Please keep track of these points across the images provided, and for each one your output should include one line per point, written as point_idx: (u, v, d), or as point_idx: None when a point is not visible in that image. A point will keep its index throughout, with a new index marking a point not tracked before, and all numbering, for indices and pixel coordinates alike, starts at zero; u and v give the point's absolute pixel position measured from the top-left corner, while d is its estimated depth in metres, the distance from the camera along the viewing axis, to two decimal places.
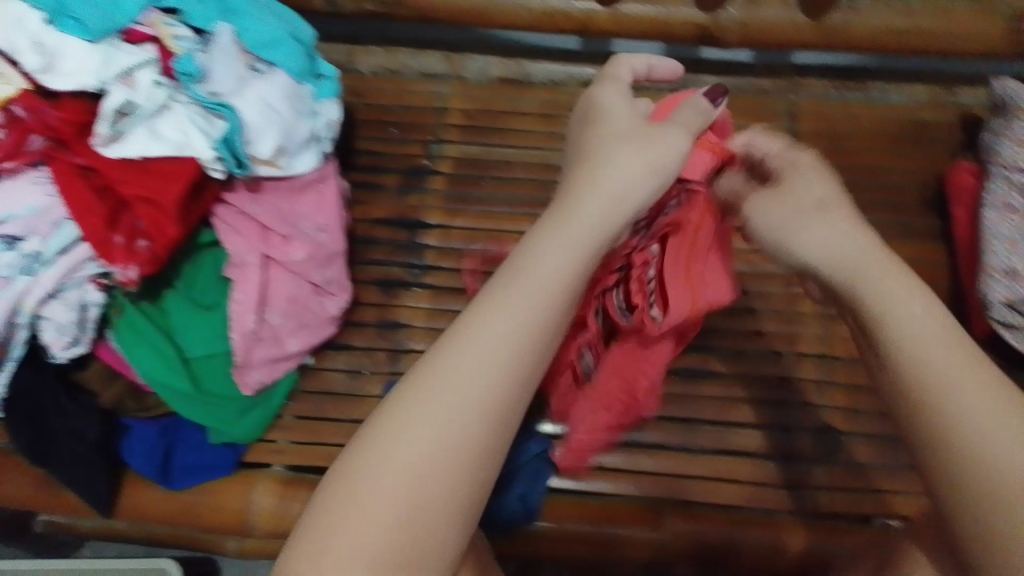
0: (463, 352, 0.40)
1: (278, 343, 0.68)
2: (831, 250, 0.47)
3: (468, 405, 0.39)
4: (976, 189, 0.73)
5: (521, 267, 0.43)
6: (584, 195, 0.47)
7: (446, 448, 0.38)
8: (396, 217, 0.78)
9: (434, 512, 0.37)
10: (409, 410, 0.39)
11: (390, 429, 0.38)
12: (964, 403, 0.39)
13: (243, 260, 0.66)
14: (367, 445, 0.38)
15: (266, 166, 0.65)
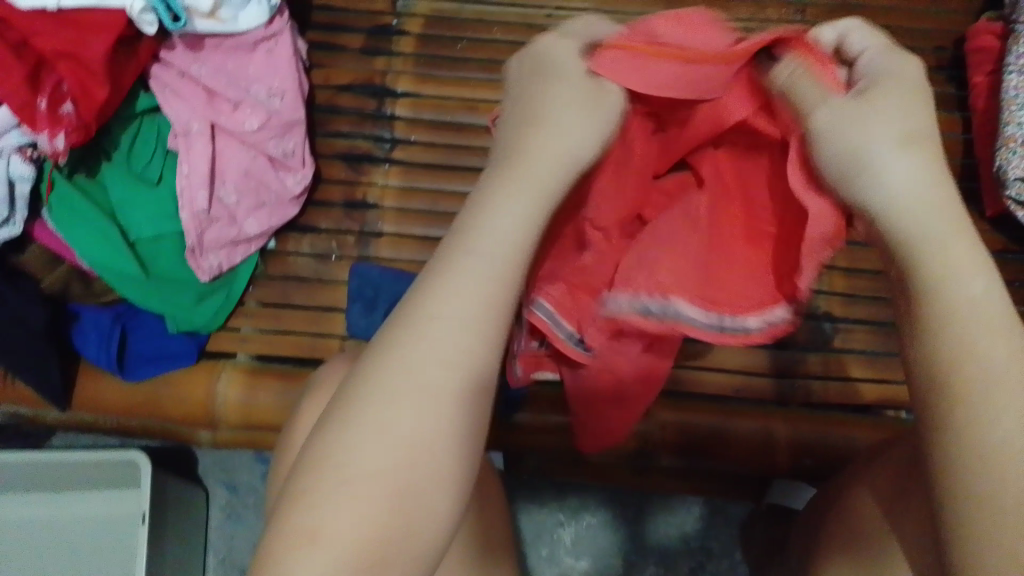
0: (423, 325, 0.36)
1: (234, 225, 0.63)
2: (913, 188, 0.38)
3: (443, 392, 0.35)
4: (998, 52, 0.68)
5: (468, 231, 0.39)
6: (534, 148, 0.42)
7: (436, 411, 0.35)
8: (361, 84, 0.72)
9: (426, 492, 0.34)
10: (398, 367, 0.35)
11: (356, 411, 0.35)
12: (991, 359, 0.35)
13: (188, 127, 0.60)
14: (329, 431, 0.35)
15: (208, 20, 0.58)
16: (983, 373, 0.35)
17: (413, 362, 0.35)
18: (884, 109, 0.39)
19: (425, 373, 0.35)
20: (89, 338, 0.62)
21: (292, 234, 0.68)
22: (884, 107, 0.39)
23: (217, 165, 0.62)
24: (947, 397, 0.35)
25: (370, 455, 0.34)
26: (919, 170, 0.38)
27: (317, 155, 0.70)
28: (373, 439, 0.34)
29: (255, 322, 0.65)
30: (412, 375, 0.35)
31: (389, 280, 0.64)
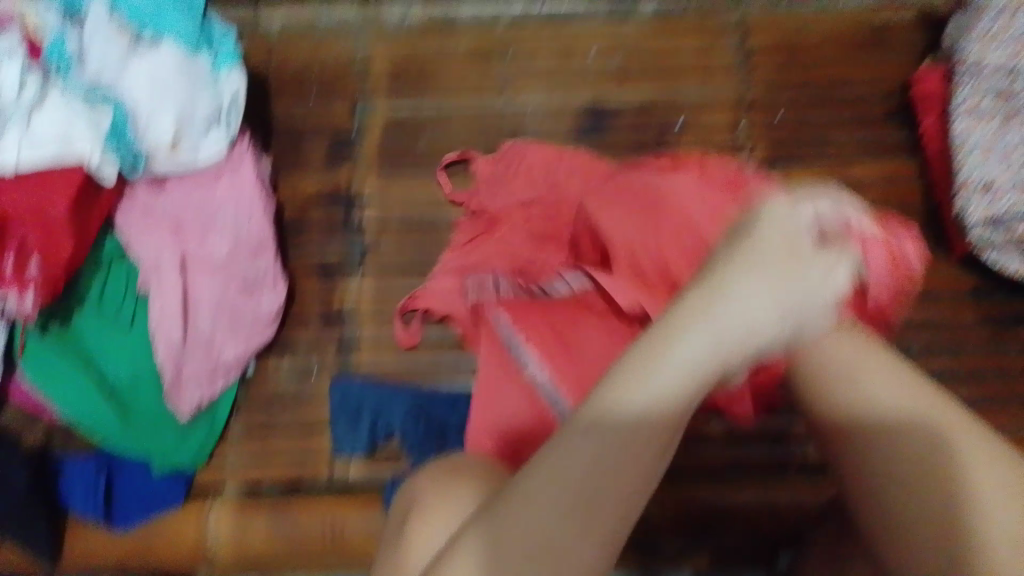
0: (657, 365, 0.35)
1: (212, 353, 0.63)
2: (770, 335, 0.37)
3: (641, 436, 0.34)
4: (944, 93, 0.70)
5: (708, 293, 0.37)
6: (759, 226, 0.39)
7: (637, 453, 0.34)
8: (327, 194, 0.73)
9: (598, 530, 0.33)
10: (580, 434, 0.34)
11: (549, 448, 0.34)
12: (961, 453, 0.37)
13: (158, 265, 0.62)
14: (532, 459, 0.34)
15: (168, 158, 0.59)
16: (915, 446, 0.38)
17: (576, 449, 0.34)
18: (726, 278, 0.37)
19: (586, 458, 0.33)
20: (76, 488, 0.61)
21: (271, 354, 0.68)
22: (742, 281, 0.37)
23: (190, 296, 0.62)
24: (920, 484, 0.38)
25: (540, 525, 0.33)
26: (794, 315, 0.38)
27: (290, 270, 0.70)
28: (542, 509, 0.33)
29: (243, 447, 0.66)
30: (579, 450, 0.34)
31: (369, 390, 0.65)
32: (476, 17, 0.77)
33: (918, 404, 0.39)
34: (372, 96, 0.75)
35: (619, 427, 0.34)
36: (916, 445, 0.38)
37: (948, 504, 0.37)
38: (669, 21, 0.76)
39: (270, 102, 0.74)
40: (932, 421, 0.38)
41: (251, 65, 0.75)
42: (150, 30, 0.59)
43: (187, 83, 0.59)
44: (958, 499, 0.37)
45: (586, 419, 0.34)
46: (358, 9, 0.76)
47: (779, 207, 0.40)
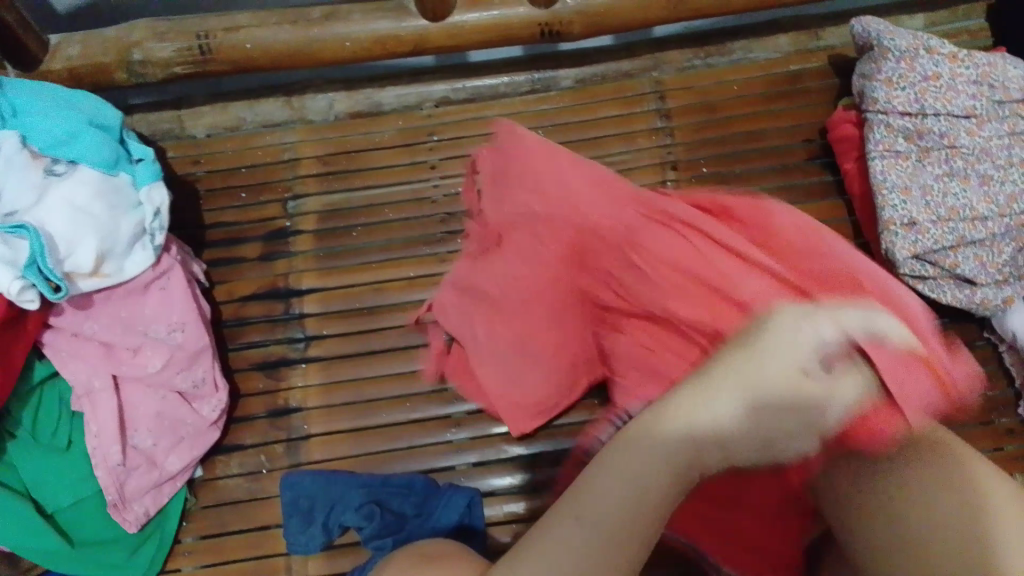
0: (624, 447, 0.45)
1: (155, 467, 0.62)
2: (725, 440, 0.47)
3: (632, 484, 0.44)
4: (857, 137, 0.72)
5: (658, 438, 0.46)
6: (742, 359, 0.48)
7: (657, 473, 0.45)
8: (265, 290, 0.72)
9: (627, 540, 0.42)
10: (570, 503, 0.43)
11: (582, 483, 0.45)
12: (908, 480, 0.49)
13: (89, 386, 0.61)
14: (573, 492, 0.44)
15: (92, 278, 0.59)
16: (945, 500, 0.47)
17: (601, 485, 0.44)
18: (715, 387, 0.47)
19: (642, 458, 0.45)
20: None
21: (217, 457, 0.67)
22: (720, 401, 0.47)
23: (127, 413, 0.62)
24: (959, 544, 0.46)
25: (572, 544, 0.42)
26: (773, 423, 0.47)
27: (232, 370, 0.70)
28: (589, 528, 0.42)
29: (195, 558, 0.64)
30: (621, 480, 0.44)
31: (321, 487, 0.63)
32: (398, 100, 0.80)
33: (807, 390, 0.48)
34: (303, 188, 0.76)
35: (672, 438, 0.46)
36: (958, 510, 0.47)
37: None
38: (588, 85, 0.80)
39: (203, 205, 0.76)
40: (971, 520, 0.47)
41: (180, 173, 0.77)
42: (65, 157, 0.60)
43: (106, 203, 0.60)
44: (981, 537, 0.46)
45: (585, 482, 0.44)
46: (283, 105, 0.78)
47: (675, 409, 0.47)
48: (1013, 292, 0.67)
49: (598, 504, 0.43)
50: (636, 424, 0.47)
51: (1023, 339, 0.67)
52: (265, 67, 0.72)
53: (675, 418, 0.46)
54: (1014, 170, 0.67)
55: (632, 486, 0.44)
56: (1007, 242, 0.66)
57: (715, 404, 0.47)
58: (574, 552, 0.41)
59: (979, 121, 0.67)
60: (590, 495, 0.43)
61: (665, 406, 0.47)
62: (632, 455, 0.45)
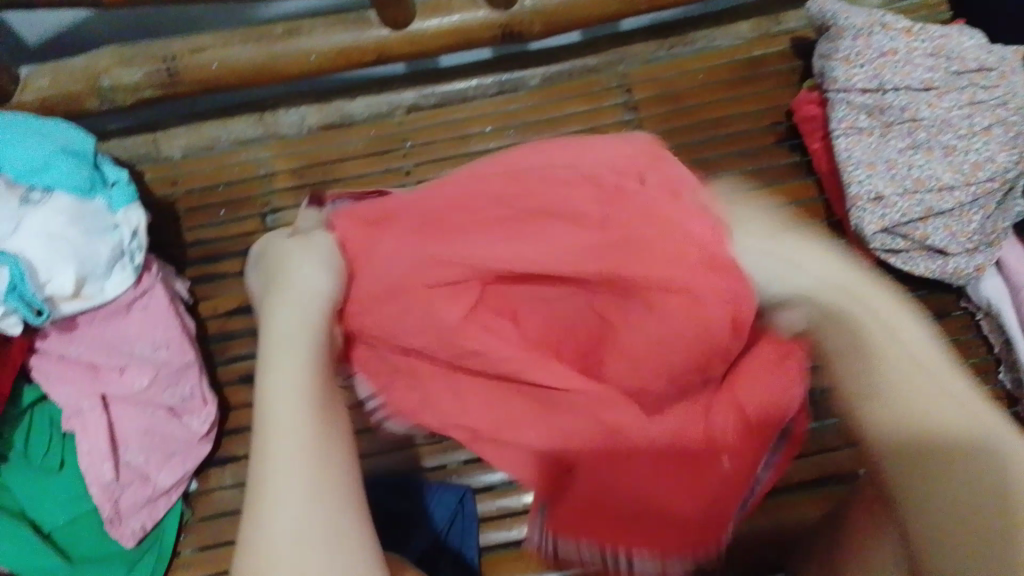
0: (275, 417, 0.37)
1: (149, 482, 0.63)
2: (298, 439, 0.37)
3: (294, 445, 0.36)
4: (820, 116, 0.73)
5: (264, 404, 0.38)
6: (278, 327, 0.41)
7: (307, 442, 0.37)
8: (248, 303, 0.73)
9: (323, 500, 0.35)
10: (251, 494, 0.35)
11: (268, 497, 0.35)
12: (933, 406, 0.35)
13: (79, 406, 0.62)
14: (253, 514, 0.35)
15: (73, 301, 0.60)
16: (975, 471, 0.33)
17: (279, 472, 0.35)
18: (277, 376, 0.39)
19: (291, 439, 0.36)
20: None
21: (211, 470, 0.68)
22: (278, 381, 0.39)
23: (117, 430, 0.63)
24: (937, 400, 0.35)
25: (283, 538, 0.34)
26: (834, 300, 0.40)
27: (220, 384, 0.71)
28: (289, 478, 0.35)
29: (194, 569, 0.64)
30: (299, 455, 0.36)
31: None
32: (369, 109, 0.81)
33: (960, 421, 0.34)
34: (279, 201, 0.77)
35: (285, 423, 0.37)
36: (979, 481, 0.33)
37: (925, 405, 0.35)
38: (555, 83, 0.81)
39: (182, 224, 0.77)
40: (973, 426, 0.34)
41: (157, 194, 0.78)
42: (41, 184, 0.61)
43: (83, 227, 0.60)
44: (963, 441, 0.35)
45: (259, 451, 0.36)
46: (256, 122, 0.80)
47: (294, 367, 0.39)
48: (985, 260, 0.68)
49: (292, 488, 0.35)
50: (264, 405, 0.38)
51: (998, 304, 0.68)
52: (233, 85, 0.73)
53: (273, 384, 0.39)
54: (977, 138, 0.67)
55: (315, 457, 0.36)
56: (975, 211, 0.67)
57: (276, 385, 0.38)
58: (286, 535, 0.34)
59: (938, 93, 0.68)
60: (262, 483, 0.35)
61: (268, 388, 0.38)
62: (276, 461, 0.36)
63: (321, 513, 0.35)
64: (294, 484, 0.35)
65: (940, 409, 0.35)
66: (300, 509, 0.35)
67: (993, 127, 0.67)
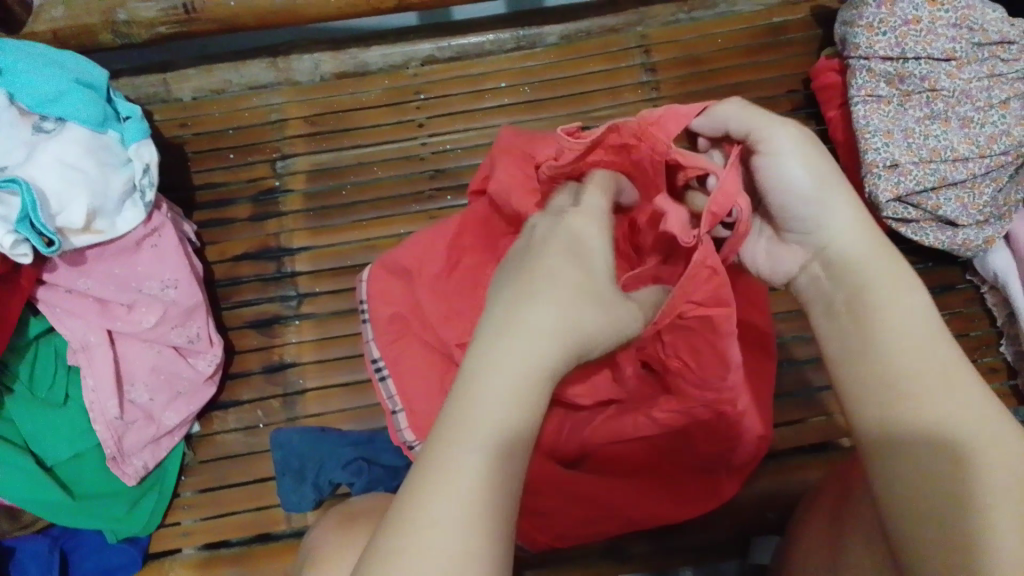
0: (492, 367, 0.34)
1: (152, 422, 0.63)
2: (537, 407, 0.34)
3: (507, 425, 0.33)
4: (841, 85, 0.72)
5: (497, 349, 0.35)
6: (529, 300, 0.37)
7: (517, 416, 0.33)
8: (256, 249, 0.73)
9: (492, 523, 0.31)
10: (427, 476, 0.32)
11: (443, 465, 0.32)
12: (927, 413, 0.37)
13: (85, 341, 0.62)
14: (426, 478, 0.32)
15: (84, 234, 0.59)
16: (941, 466, 0.36)
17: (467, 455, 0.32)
18: (521, 306, 0.36)
19: (508, 379, 0.34)
20: (29, 570, 0.59)
21: (215, 413, 0.67)
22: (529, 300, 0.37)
23: (123, 368, 0.63)
24: (923, 459, 0.36)
25: (447, 537, 0.30)
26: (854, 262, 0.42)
27: (226, 328, 0.70)
28: (455, 505, 0.31)
29: (194, 512, 0.64)
30: (507, 437, 0.33)
31: (310, 443, 0.63)
32: (384, 59, 0.79)
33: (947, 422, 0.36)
34: (291, 148, 0.76)
35: (507, 414, 0.33)
36: (943, 477, 0.35)
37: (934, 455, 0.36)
38: (574, 41, 0.80)
39: (192, 167, 0.76)
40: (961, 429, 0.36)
41: (167, 136, 0.77)
42: (54, 114, 0.60)
43: (96, 160, 0.60)
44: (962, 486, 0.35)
45: (484, 350, 0.35)
46: (268, 67, 0.78)
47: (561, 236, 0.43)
48: (994, 232, 0.68)
49: (458, 490, 0.31)
50: (491, 342, 0.35)
51: (1005, 277, 0.68)
52: (251, 26, 0.72)
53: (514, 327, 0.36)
54: (994, 111, 0.67)
55: (491, 446, 0.32)
56: (987, 183, 0.68)
57: (513, 364, 0.34)
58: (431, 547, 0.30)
59: (958, 64, 0.68)
60: (433, 468, 0.32)
61: (492, 344, 0.35)
62: (492, 416, 0.33)
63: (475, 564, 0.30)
64: (473, 487, 0.31)
65: (926, 439, 0.36)
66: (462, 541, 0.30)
67: (1011, 101, 0.68)
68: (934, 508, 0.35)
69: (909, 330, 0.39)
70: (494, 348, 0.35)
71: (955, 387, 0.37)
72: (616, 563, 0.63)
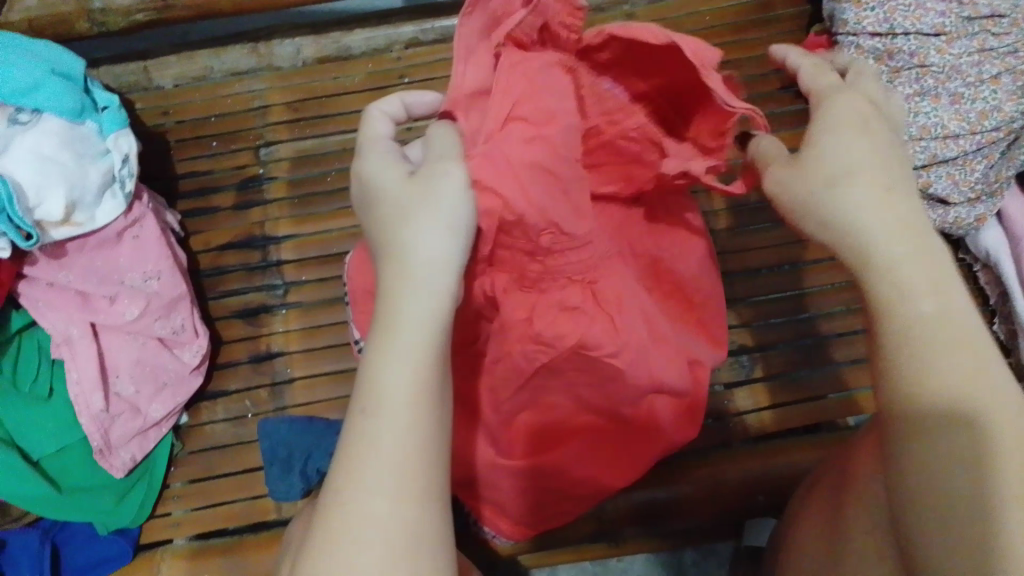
0: (389, 333, 0.36)
1: (139, 414, 0.63)
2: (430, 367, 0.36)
3: (409, 396, 0.35)
4: None
5: (394, 306, 0.36)
6: (402, 235, 0.37)
7: (418, 373, 0.35)
8: (241, 239, 0.72)
9: (412, 498, 0.34)
10: (348, 461, 0.34)
11: (363, 442, 0.34)
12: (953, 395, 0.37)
13: (67, 335, 0.61)
14: (349, 452, 0.35)
15: (63, 227, 0.59)
16: (955, 452, 0.36)
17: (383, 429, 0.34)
18: (401, 241, 0.37)
19: (408, 335, 0.36)
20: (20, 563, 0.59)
21: (202, 404, 0.67)
22: (408, 234, 0.37)
23: (107, 360, 0.63)
24: (949, 444, 0.36)
25: (381, 527, 0.33)
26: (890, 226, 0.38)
27: (212, 318, 0.70)
28: (383, 484, 0.34)
29: (184, 502, 0.64)
30: (417, 402, 0.35)
31: (297, 432, 0.63)
32: (367, 43, 0.78)
33: (974, 400, 0.36)
34: (274, 135, 0.75)
35: (406, 382, 0.35)
36: (955, 469, 0.36)
37: (961, 442, 0.36)
38: None
39: (174, 156, 0.75)
40: (981, 407, 0.36)
41: (148, 125, 0.76)
42: (30, 105, 0.59)
43: (73, 152, 0.59)
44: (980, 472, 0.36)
45: (387, 305, 0.36)
46: (249, 52, 0.77)
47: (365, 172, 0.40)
48: (986, 210, 0.67)
49: (389, 462, 0.34)
50: (391, 296, 0.36)
51: (997, 255, 0.67)
52: (229, 12, 0.71)
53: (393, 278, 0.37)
54: (985, 86, 0.66)
55: (409, 412, 0.35)
56: (978, 160, 0.66)
57: (407, 325, 0.36)
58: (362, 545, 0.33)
59: (948, 39, 0.67)
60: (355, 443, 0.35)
61: (388, 309, 0.36)
62: (396, 375, 0.35)
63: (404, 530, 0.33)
64: (396, 462, 0.34)
65: (951, 425, 0.36)
66: (391, 511, 0.33)
67: (1002, 75, 0.66)
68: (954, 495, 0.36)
69: (937, 314, 0.37)
70: (390, 309, 0.36)
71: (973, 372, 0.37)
72: (608, 547, 0.63)
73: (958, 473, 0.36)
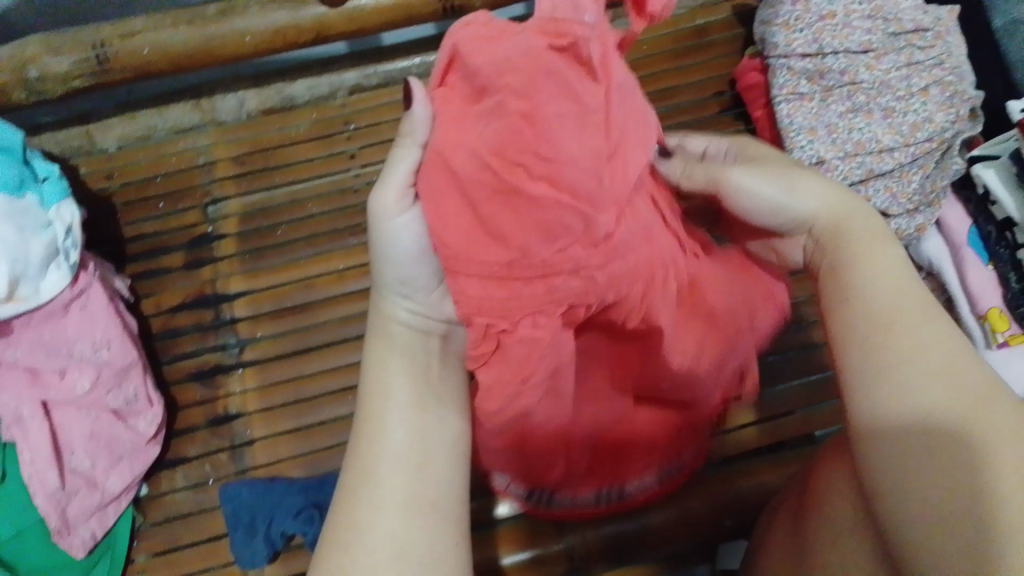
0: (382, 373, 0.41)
1: (96, 488, 0.61)
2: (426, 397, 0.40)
3: (408, 423, 0.39)
4: (763, 84, 0.72)
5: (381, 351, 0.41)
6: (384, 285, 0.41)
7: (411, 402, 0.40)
8: (192, 299, 0.71)
9: (420, 504, 0.37)
10: (357, 483, 0.38)
11: (369, 465, 0.38)
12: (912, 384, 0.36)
13: (18, 415, 0.60)
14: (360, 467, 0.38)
15: (7, 304, 0.57)
16: (939, 443, 0.34)
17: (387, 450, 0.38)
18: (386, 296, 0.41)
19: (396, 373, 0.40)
20: None
21: (162, 473, 0.66)
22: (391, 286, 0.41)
23: (60, 438, 0.61)
24: (931, 439, 0.34)
25: (389, 521, 0.36)
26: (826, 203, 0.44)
27: (167, 383, 0.69)
28: (386, 495, 0.37)
29: None
30: (413, 424, 0.39)
31: (258, 496, 0.62)
32: (310, 91, 0.79)
33: (936, 396, 0.35)
34: (221, 192, 0.75)
35: (403, 414, 0.39)
36: (936, 463, 0.34)
37: (954, 436, 0.34)
38: None
39: (121, 219, 0.74)
40: (940, 388, 0.35)
41: (92, 189, 0.75)
42: None
43: (16, 224, 0.58)
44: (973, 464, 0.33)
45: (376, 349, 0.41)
46: (192, 109, 0.77)
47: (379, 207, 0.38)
48: (925, 220, 0.68)
49: (388, 477, 0.38)
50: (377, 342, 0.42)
51: (939, 262, 0.69)
52: (166, 72, 0.70)
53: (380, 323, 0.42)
54: (915, 99, 0.68)
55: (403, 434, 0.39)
56: (914, 171, 0.68)
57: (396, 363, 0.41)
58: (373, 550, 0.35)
59: (876, 55, 0.69)
60: (360, 464, 0.38)
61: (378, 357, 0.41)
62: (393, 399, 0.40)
63: (404, 542, 0.36)
64: (394, 484, 0.37)
65: (915, 410, 0.35)
66: (395, 518, 0.36)
67: (930, 87, 0.68)
68: (951, 493, 0.33)
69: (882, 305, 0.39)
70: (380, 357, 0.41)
71: (929, 362, 0.36)
72: None
73: (944, 466, 0.33)
